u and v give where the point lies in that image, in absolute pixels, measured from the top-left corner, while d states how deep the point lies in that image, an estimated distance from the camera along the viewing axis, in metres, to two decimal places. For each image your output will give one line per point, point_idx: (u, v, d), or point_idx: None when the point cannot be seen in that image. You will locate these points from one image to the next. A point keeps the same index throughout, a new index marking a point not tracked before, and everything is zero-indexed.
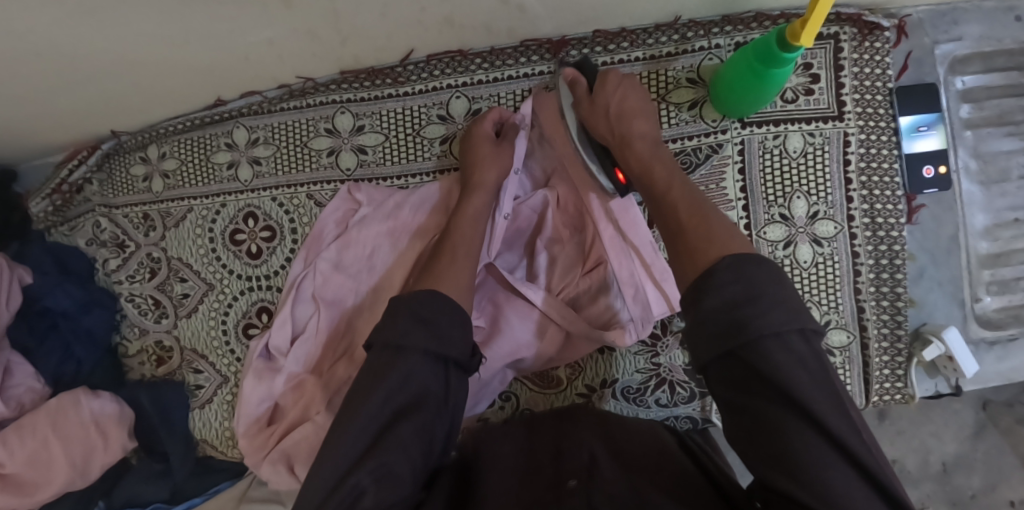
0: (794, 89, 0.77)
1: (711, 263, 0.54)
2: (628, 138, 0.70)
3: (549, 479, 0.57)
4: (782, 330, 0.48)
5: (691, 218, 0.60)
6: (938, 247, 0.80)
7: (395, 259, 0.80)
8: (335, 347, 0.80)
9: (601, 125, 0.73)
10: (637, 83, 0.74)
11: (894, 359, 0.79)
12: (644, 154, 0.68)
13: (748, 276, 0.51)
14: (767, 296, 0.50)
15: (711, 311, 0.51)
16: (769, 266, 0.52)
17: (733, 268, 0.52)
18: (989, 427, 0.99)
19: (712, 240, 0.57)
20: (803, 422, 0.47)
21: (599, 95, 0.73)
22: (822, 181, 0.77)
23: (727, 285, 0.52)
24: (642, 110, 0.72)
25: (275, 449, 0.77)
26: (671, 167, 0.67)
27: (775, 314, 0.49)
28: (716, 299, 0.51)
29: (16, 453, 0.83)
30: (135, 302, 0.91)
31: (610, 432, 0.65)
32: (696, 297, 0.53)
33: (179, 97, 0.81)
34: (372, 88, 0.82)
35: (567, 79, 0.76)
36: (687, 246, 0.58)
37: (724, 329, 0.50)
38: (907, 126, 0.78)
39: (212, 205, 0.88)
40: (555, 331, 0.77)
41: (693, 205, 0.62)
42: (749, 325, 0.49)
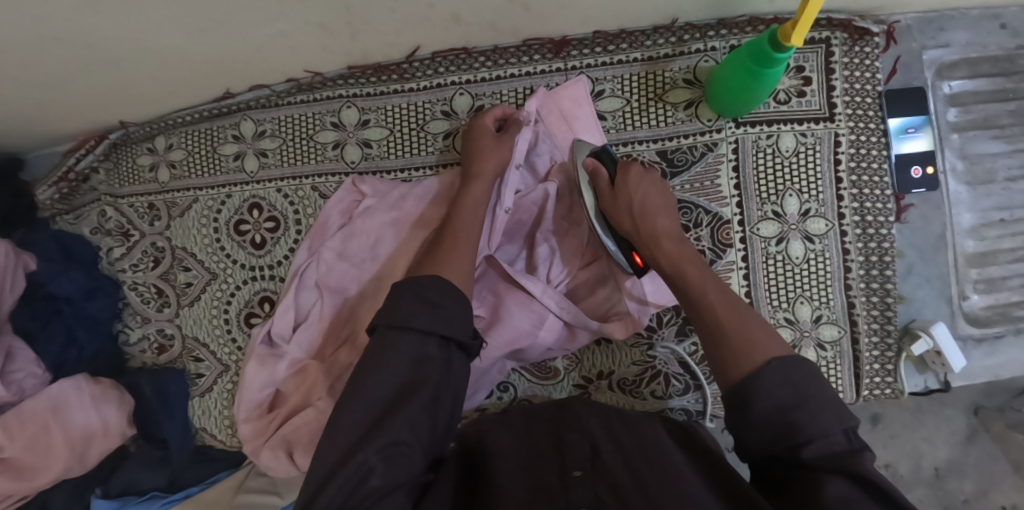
0: (786, 90, 0.80)
1: (756, 365, 0.55)
2: (654, 235, 0.70)
3: (553, 468, 0.58)
4: (828, 430, 0.51)
5: (730, 317, 0.60)
6: (926, 245, 0.82)
7: (397, 249, 0.81)
8: (337, 333, 0.82)
9: (625, 221, 0.73)
10: (655, 177, 0.75)
11: (884, 354, 0.81)
12: (674, 252, 0.68)
13: (798, 383, 0.53)
14: (816, 403, 0.52)
15: (760, 414, 0.53)
16: (811, 370, 0.54)
17: (780, 373, 0.53)
18: (980, 431, 1.00)
19: (754, 342, 0.57)
20: (836, 476, 0.48)
21: (622, 189, 0.73)
22: (814, 179, 0.80)
23: (774, 388, 0.53)
24: (664, 208, 0.72)
25: (275, 435, 0.79)
26: (701, 266, 0.67)
27: (823, 417, 0.51)
28: (765, 404, 0.53)
29: (17, 437, 0.84)
30: (138, 290, 0.92)
31: (618, 424, 0.66)
32: (743, 401, 0.54)
33: (190, 88, 0.83)
34: (378, 83, 0.84)
35: (588, 167, 0.77)
36: (731, 351, 0.57)
37: (777, 429, 0.52)
38: (896, 127, 0.80)
39: (217, 195, 0.89)
40: (554, 321, 0.78)
41: (730, 306, 0.61)
42: (800, 430, 0.51)
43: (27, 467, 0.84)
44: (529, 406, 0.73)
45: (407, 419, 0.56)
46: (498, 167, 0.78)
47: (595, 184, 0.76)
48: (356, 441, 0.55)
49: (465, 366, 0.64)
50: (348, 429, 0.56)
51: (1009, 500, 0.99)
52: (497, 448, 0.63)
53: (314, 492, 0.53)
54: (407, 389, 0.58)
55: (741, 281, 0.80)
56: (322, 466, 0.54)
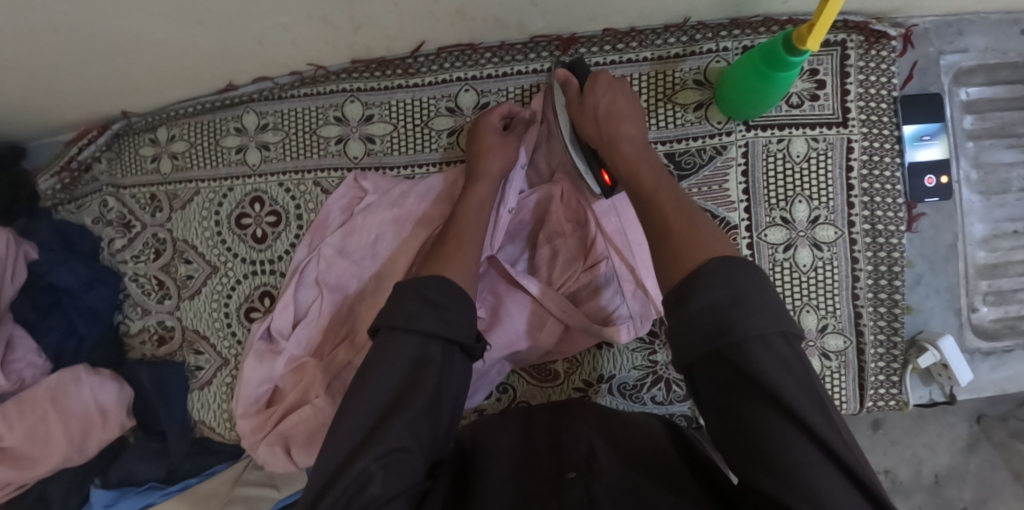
0: (799, 94, 0.78)
1: (697, 265, 0.53)
2: (615, 139, 0.69)
3: (549, 471, 0.57)
4: (766, 333, 0.48)
5: (672, 211, 0.59)
6: (937, 256, 0.80)
7: (398, 247, 0.81)
8: (337, 330, 0.81)
9: (589, 126, 0.72)
10: (627, 88, 0.74)
11: (890, 365, 0.79)
12: (631, 155, 0.67)
13: (735, 281, 0.51)
14: (752, 298, 0.49)
15: (694, 313, 0.51)
16: (754, 270, 0.52)
17: (721, 270, 0.51)
18: (982, 439, 1.00)
19: (696, 241, 0.55)
20: (785, 421, 0.47)
21: (588, 96, 0.72)
22: (824, 186, 0.78)
23: (713, 287, 0.51)
24: (630, 114, 0.71)
25: (273, 431, 0.78)
26: (657, 169, 0.66)
27: (759, 317, 0.49)
28: (699, 303, 0.51)
29: (15, 427, 0.84)
30: (140, 282, 0.92)
31: (610, 423, 0.65)
32: (680, 298, 0.52)
33: (192, 80, 0.82)
34: (382, 78, 0.83)
35: (560, 79, 0.76)
36: (671, 243, 0.57)
37: (711, 332, 0.50)
38: (911, 134, 0.78)
39: (219, 188, 0.88)
40: (554, 324, 0.78)
41: (676, 202, 0.61)
42: (733, 328, 0.49)
43: (28, 455, 0.84)
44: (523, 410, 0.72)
45: (408, 424, 0.56)
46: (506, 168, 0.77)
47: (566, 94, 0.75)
48: (356, 445, 0.54)
49: (467, 368, 0.63)
50: (348, 433, 0.55)
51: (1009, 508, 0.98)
52: (490, 454, 0.62)
53: (312, 497, 0.52)
54: (408, 391, 0.57)
55: None
56: (320, 470, 0.54)
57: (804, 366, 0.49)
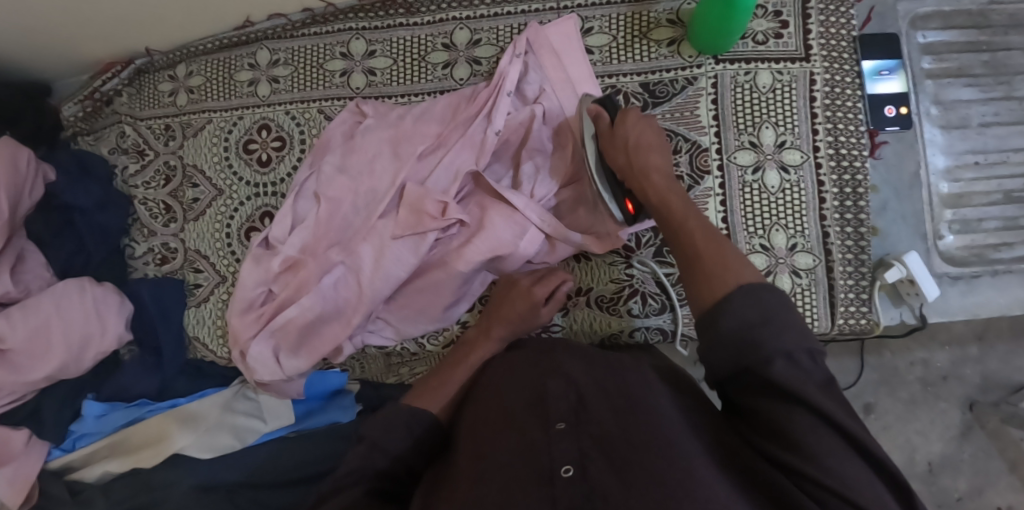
0: (765, 32, 0.85)
1: (727, 290, 0.54)
2: (645, 170, 0.70)
3: (538, 420, 0.56)
4: (793, 350, 0.49)
5: (705, 241, 0.61)
6: (901, 182, 0.85)
7: (391, 163, 0.85)
8: (327, 237, 0.84)
9: (619, 157, 0.74)
10: (653, 122, 0.76)
11: (859, 283, 0.82)
12: (661, 187, 0.69)
13: (764, 303, 0.51)
14: (780, 320, 0.50)
15: (724, 334, 0.52)
16: (780, 293, 0.53)
17: (748, 292, 0.53)
18: (975, 427, 1.08)
19: (728, 268, 0.56)
20: (812, 423, 0.47)
21: (619, 127, 0.74)
22: (790, 113, 0.84)
23: (743, 308, 0.52)
24: (658, 146, 0.73)
25: (264, 329, 0.83)
26: (686, 200, 0.68)
27: (788, 336, 0.49)
28: (730, 325, 0.52)
29: (18, 327, 0.87)
30: (147, 205, 0.98)
31: (596, 372, 0.64)
32: (712, 320, 0.53)
33: (213, 15, 0.91)
34: (385, 17, 0.91)
35: (590, 112, 0.79)
36: (702, 272, 0.58)
37: (740, 350, 0.51)
38: (870, 70, 0.85)
39: (230, 117, 0.95)
40: (535, 232, 0.81)
41: (707, 235, 0.62)
42: (763, 346, 0.49)
43: (31, 359, 0.89)
44: (513, 352, 0.72)
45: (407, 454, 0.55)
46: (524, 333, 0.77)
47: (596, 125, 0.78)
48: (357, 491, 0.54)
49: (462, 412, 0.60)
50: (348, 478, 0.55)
51: (1004, 500, 1.06)
52: (481, 416, 0.62)
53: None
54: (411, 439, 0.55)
55: (718, 207, 0.83)
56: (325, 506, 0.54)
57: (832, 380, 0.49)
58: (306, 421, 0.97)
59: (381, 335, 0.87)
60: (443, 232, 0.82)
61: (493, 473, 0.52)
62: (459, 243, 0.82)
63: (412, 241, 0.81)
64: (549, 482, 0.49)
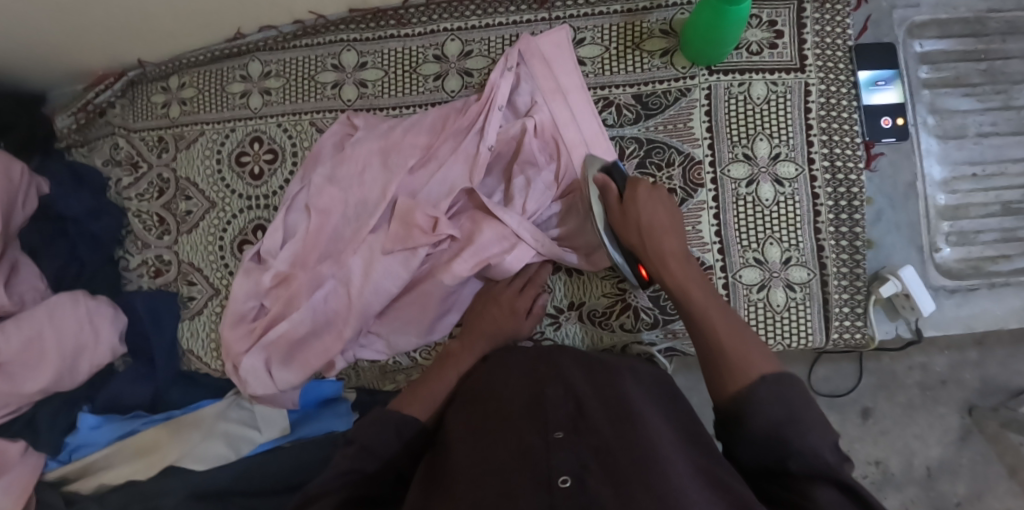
0: (759, 42, 0.84)
1: (750, 384, 0.55)
2: (662, 255, 0.71)
3: (535, 426, 0.56)
4: (818, 447, 0.51)
5: (727, 333, 0.61)
6: (896, 193, 0.84)
7: (381, 174, 0.84)
8: (318, 251, 0.84)
9: (632, 236, 0.74)
10: (665, 196, 0.76)
11: (854, 297, 0.81)
12: (680, 274, 0.69)
13: (789, 401, 0.53)
14: (805, 421, 0.52)
15: (755, 432, 0.53)
16: (802, 389, 0.55)
17: (776, 391, 0.54)
18: (973, 431, 1.07)
19: (747, 360, 0.58)
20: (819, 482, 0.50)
21: (630, 206, 0.74)
22: (784, 125, 0.83)
23: (768, 406, 0.53)
24: (671, 228, 0.73)
25: (255, 344, 0.83)
26: (704, 285, 0.68)
27: (812, 434, 0.51)
28: (759, 423, 0.53)
29: (12, 340, 0.87)
30: (141, 218, 0.97)
31: (592, 381, 0.65)
32: (738, 418, 0.54)
33: (204, 27, 0.90)
34: (376, 29, 0.90)
35: (597, 182, 0.77)
36: (727, 366, 0.58)
37: (767, 444, 0.52)
38: (865, 80, 0.84)
39: (223, 129, 0.95)
40: (526, 248, 0.80)
41: (732, 328, 0.62)
42: (787, 446, 0.51)
43: (25, 372, 0.89)
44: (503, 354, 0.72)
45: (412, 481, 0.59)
46: (503, 342, 0.79)
47: (604, 199, 0.77)
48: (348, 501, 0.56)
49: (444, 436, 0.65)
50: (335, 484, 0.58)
51: (1004, 504, 1.05)
52: (479, 417, 0.62)
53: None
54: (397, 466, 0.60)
55: (712, 220, 0.82)
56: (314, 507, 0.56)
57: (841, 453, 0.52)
58: (299, 430, 0.98)
59: (372, 349, 0.86)
60: (434, 247, 0.82)
61: (491, 479, 0.52)
62: (449, 258, 0.81)
63: (402, 256, 0.81)
64: (549, 490, 0.49)
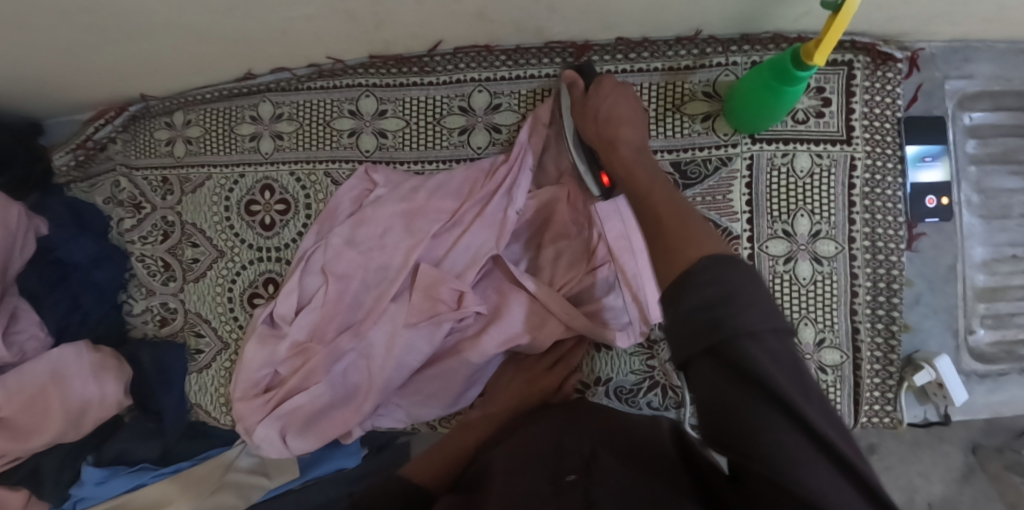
0: (806, 110, 0.80)
1: (689, 262, 0.50)
2: (613, 141, 0.72)
3: (550, 472, 0.58)
4: (758, 329, 0.43)
5: (671, 218, 0.58)
6: (936, 276, 0.81)
7: (404, 241, 0.80)
8: (337, 319, 0.80)
9: (591, 128, 0.75)
10: (631, 91, 0.76)
11: (885, 382, 0.80)
12: (628, 158, 0.70)
13: (725, 276, 0.46)
14: (748, 297, 0.44)
15: (686, 312, 0.46)
16: (746, 265, 0.47)
17: (709, 269, 0.47)
18: (976, 470, 1.06)
19: (690, 238, 0.53)
20: (769, 409, 0.42)
21: (592, 99, 0.75)
22: (826, 201, 0.80)
23: (705, 284, 0.46)
24: (631, 118, 0.73)
25: (270, 414, 0.80)
26: (653, 171, 0.67)
27: (752, 309, 0.44)
28: (693, 299, 0.46)
29: (14, 396, 0.85)
30: (146, 263, 0.93)
31: (605, 427, 0.65)
32: (674, 296, 0.48)
33: (212, 66, 0.84)
34: (398, 75, 0.84)
35: (567, 80, 0.78)
36: (666, 246, 0.54)
37: (701, 327, 0.44)
38: (913, 155, 0.80)
39: (231, 174, 0.90)
40: (555, 324, 0.78)
41: (669, 203, 0.61)
42: (725, 323, 0.43)
43: (29, 425, 0.86)
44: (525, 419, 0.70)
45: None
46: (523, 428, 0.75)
47: (572, 95, 0.78)
48: None
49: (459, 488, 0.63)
50: None
51: None
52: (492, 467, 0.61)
53: None
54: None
55: None
56: None
57: (799, 362, 0.44)
58: (310, 472, 0.96)
59: (392, 418, 0.83)
60: (458, 320, 0.79)
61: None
62: (475, 332, 0.79)
63: (425, 330, 0.78)
64: None
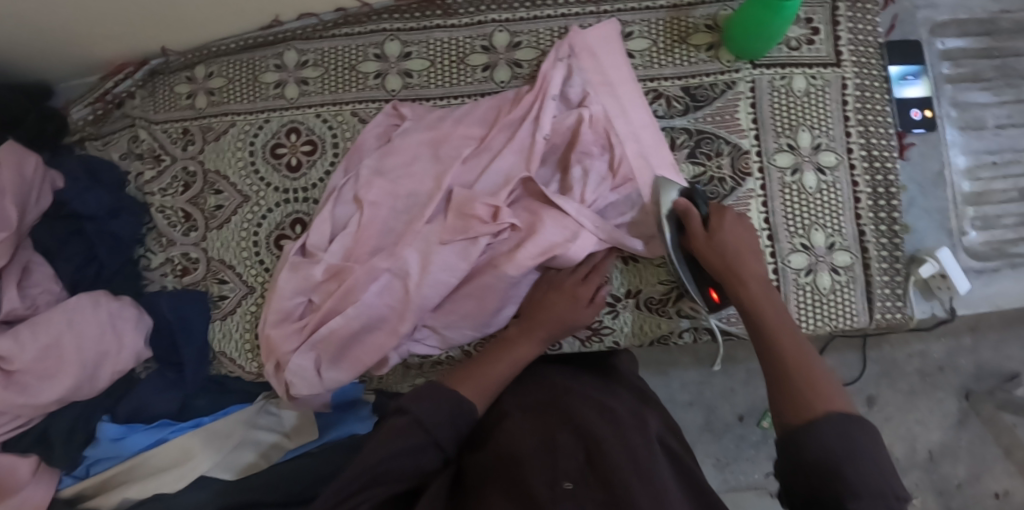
0: (797, 39, 0.88)
1: (818, 416, 0.60)
2: (742, 276, 0.74)
3: (545, 472, 0.59)
4: (878, 495, 0.54)
5: (800, 367, 0.66)
6: (926, 181, 0.89)
7: (433, 166, 0.83)
8: (370, 243, 0.81)
9: (714, 261, 0.75)
10: (746, 222, 0.78)
11: (894, 279, 0.85)
12: (758, 296, 0.73)
13: (857, 445, 0.57)
14: (865, 462, 0.55)
15: (810, 464, 0.57)
16: (869, 431, 0.58)
17: (841, 432, 0.58)
18: (972, 415, 1.10)
19: (822, 396, 0.62)
20: None
21: (717, 234, 0.75)
22: (824, 116, 0.87)
23: (829, 439, 0.57)
24: (752, 250, 0.76)
25: (305, 343, 0.80)
26: (782, 312, 0.72)
27: (869, 475, 0.55)
28: (817, 455, 0.57)
29: (27, 345, 0.81)
30: (166, 213, 0.92)
31: (614, 432, 0.65)
32: (798, 447, 0.59)
33: (241, 13, 0.87)
34: (421, 19, 0.90)
35: (681, 207, 0.77)
36: (796, 394, 0.63)
37: (824, 480, 0.56)
38: (896, 74, 0.89)
39: (256, 120, 0.91)
40: (587, 236, 0.80)
41: (802, 359, 0.67)
42: (849, 487, 0.54)
43: (39, 380, 0.82)
44: (531, 378, 0.78)
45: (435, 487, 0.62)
46: (562, 334, 0.81)
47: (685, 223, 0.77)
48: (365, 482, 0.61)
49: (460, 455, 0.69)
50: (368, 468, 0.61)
51: (1001, 485, 1.09)
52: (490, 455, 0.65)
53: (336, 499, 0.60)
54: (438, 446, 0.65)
55: (761, 208, 0.85)
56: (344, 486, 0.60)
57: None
58: (327, 435, 0.92)
59: (426, 343, 0.84)
60: (494, 236, 0.80)
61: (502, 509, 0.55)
62: (511, 247, 0.80)
63: (460, 246, 0.79)
64: None
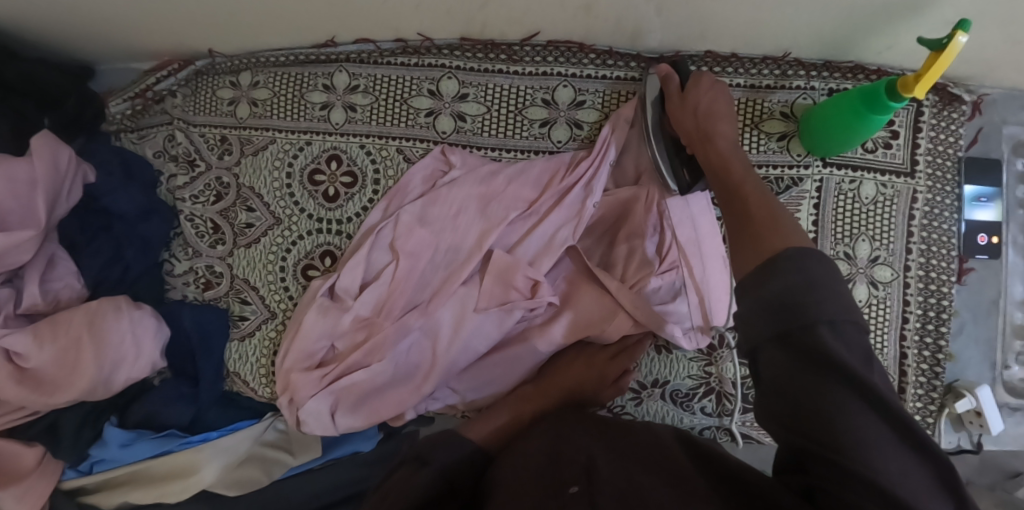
0: (875, 140, 0.82)
1: (773, 251, 0.52)
2: (711, 135, 0.72)
3: (548, 485, 0.51)
4: (837, 318, 0.46)
5: (760, 213, 0.60)
6: (980, 310, 0.86)
7: (478, 225, 0.79)
8: (403, 298, 0.79)
9: (687, 121, 0.75)
10: (726, 91, 0.76)
11: (927, 407, 0.84)
12: (725, 151, 0.70)
13: (810, 267, 0.49)
14: (831, 285, 0.48)
15: (768, 297, 0.48)
16: (828, 261, 0.50)
17: (794, 259, 0.50)
18: None
19: (776, 230, 0.56)
20: (847, 394, 0.44)
21: (690, 93, 0.75)
22: (887, 229, 0.83)
23: (787, 274, 0.49)
24: (726, 115, 0.74)
25: (324, 389, 0.78)
26: (747, 168, 0.68)
27: (831, 302, 0.47)
28: (777, 285, 0.49)
29: (45, 348, 0.80)
30: (194, 222, 0.89)
31: (610, 433, 0.59)
32: (760, 280, 0.50)
33: (296, 28, 0.82)
34: (484, 60, 0.84)
35: (662, 73, 0.78)
36: (751, 234, 0.57)
37: (779, 315, 0.48)
38: (969, 194, 0.84)
39: (297, 140, 0.87)
40: (624, 320, 0.78)
41: (762, 200, 0.62)
42: (809, 310, 0.46)
43: (54, 380, 0.81)
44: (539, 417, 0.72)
45: None
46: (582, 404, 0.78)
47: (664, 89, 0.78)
48: None
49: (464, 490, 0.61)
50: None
51: None
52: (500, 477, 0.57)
53: None
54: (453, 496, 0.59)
55: None
56: None
57: (869, 350, 0.47)
58: (332, 452, 0.89)
59: (444, 403, 0.83)
60: (529, 310, 0.79)
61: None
62: (544, 321, 0.79)
63: (496, 315, 0.78)
64: None
